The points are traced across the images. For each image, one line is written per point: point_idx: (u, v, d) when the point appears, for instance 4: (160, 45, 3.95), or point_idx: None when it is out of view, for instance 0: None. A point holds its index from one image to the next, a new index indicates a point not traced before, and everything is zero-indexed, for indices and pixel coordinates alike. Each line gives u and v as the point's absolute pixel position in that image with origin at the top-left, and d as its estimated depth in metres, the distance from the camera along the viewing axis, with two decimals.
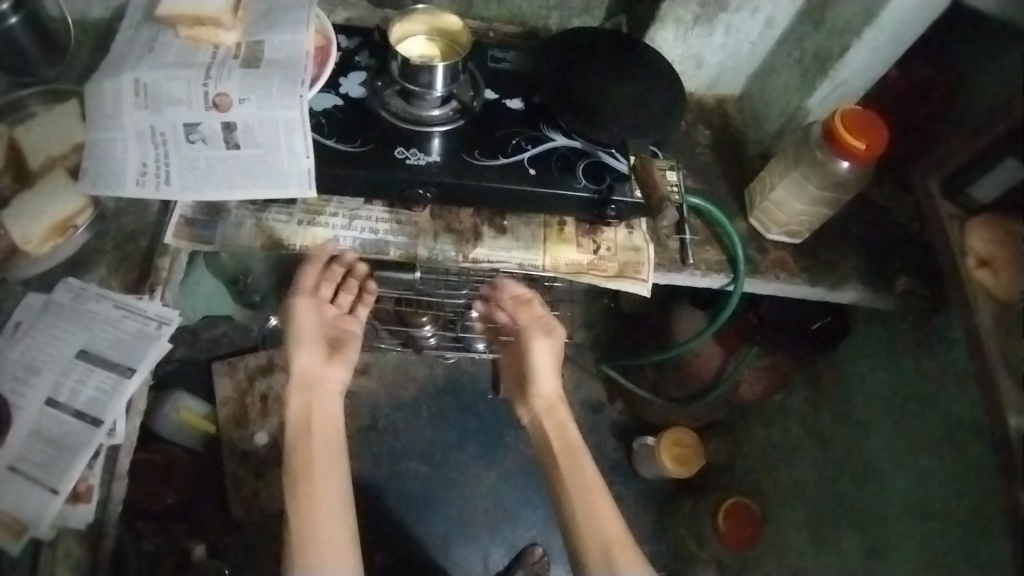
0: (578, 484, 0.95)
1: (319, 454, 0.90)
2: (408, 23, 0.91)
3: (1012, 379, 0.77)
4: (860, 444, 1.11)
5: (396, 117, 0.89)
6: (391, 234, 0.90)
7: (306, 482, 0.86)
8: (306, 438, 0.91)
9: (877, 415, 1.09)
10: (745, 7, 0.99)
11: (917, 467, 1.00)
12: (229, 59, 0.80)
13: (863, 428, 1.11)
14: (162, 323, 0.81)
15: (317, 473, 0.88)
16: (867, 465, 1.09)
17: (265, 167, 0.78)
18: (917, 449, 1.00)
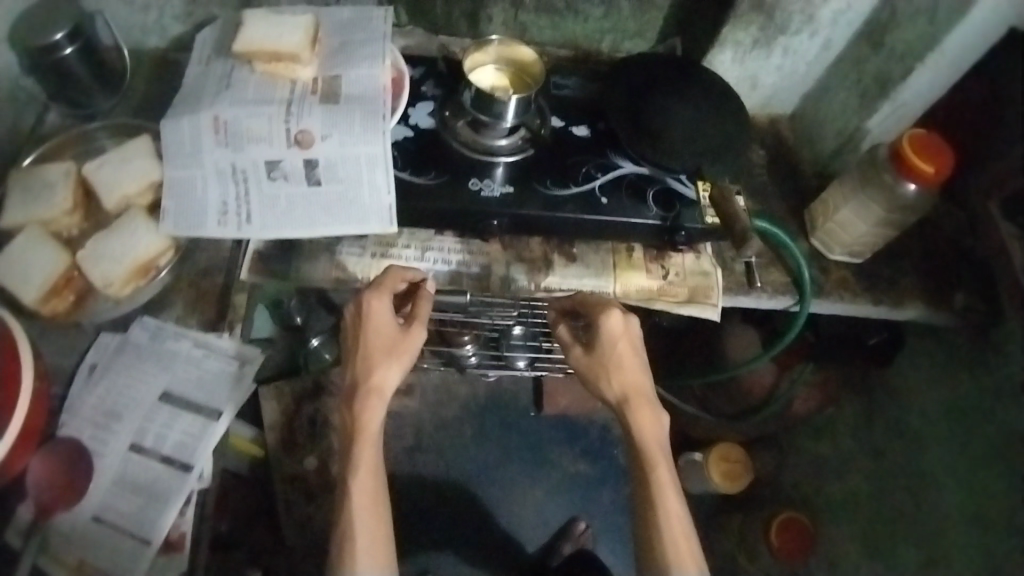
0: (668, 499, 0.76)
1: (376, 477, 0.77)
2: (480, 53, 0.91)
3: None
4: (914, 459, 1.14)
5: (467, 147, 0.89)
6: (463, 265, 0.90)
7: (364, 506, 0.75)
8: (369, 452, 0.77)
9: (931, 429, 1.10)
10: (804, 30, 1.00)
11: (975, 480, 1.01)
12: (307, 94, 0.80)
13: (918, 443, 1.13)
14: (244, 362, 0.81)
15: (376, 496, 0.76)
16: (927, 478, 1.10)
17: (346, 203, 0.78)
18: (974, 463, 1.02)
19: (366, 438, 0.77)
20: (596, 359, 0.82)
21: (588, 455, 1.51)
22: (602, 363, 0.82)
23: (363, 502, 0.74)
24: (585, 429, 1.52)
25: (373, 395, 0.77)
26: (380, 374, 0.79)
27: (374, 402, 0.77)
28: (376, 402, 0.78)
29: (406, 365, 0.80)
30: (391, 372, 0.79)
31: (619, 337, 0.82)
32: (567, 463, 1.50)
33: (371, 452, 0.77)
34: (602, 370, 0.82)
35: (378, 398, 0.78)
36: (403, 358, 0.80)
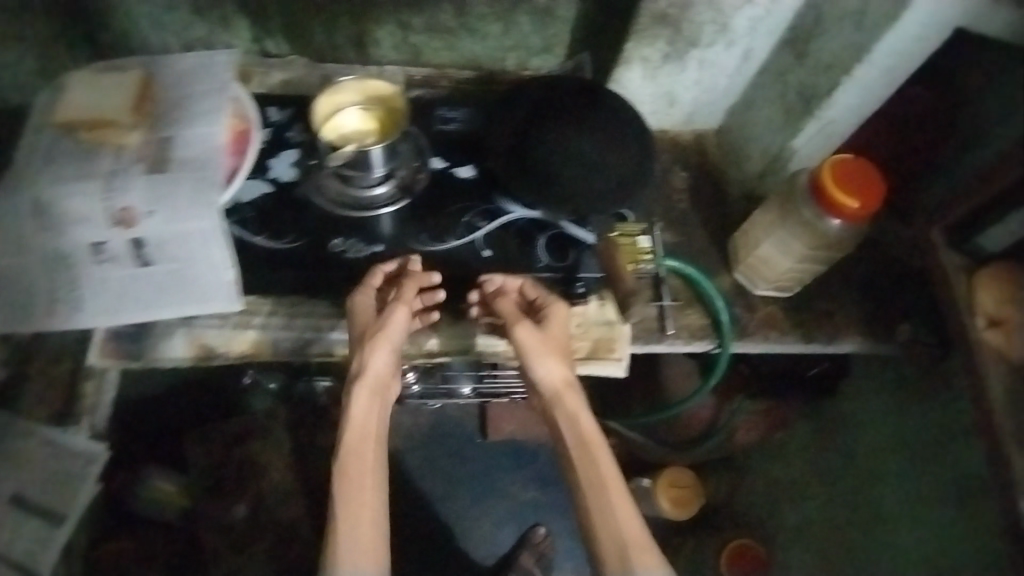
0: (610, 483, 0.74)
1: (372, 464, 0.74)
2: (335, 95, 0.82)
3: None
4: (866, 490, 1.05)
5: (333, 203, 0.82)
6: (335, 330, 0.82)
7: (354, 493, 0.72)
8: (364, 440, 0.75)
9: (884, 460, 1.02)
10: (719, 42, 0.89)
11: (934, 518, 0.93)
12: (134, 163, 0.74)
13: (869, 472, 1.05)
14: (89, 460, 0.82)
15: (370, 484, 0.73)
16: (880, 512, 1.02)
17: (183, 282, 0.73)
18: (931, 500, 0.94)
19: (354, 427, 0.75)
20: (539, 342, 0.78)
21: (538, 481, 1.44)
22: (543, 345, 0.78)
23: (353, 488, 0.72)
24: (533, 455, 1.46)
25: (357, 384, 0.75)
26: (361, 360, 0.76)
27: (356, 387, 0.75)
28: (362, 389, 0.75)
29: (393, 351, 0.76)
30: (371, 356, 0.75)
31: (552, 323, 0.80)
32: (517, 491, 1.44)
33: (365, 442, 0.74)
34: (542, 352, 0.78)
35: (361, 385, 0.75)
36: (385, 339, 0.76)
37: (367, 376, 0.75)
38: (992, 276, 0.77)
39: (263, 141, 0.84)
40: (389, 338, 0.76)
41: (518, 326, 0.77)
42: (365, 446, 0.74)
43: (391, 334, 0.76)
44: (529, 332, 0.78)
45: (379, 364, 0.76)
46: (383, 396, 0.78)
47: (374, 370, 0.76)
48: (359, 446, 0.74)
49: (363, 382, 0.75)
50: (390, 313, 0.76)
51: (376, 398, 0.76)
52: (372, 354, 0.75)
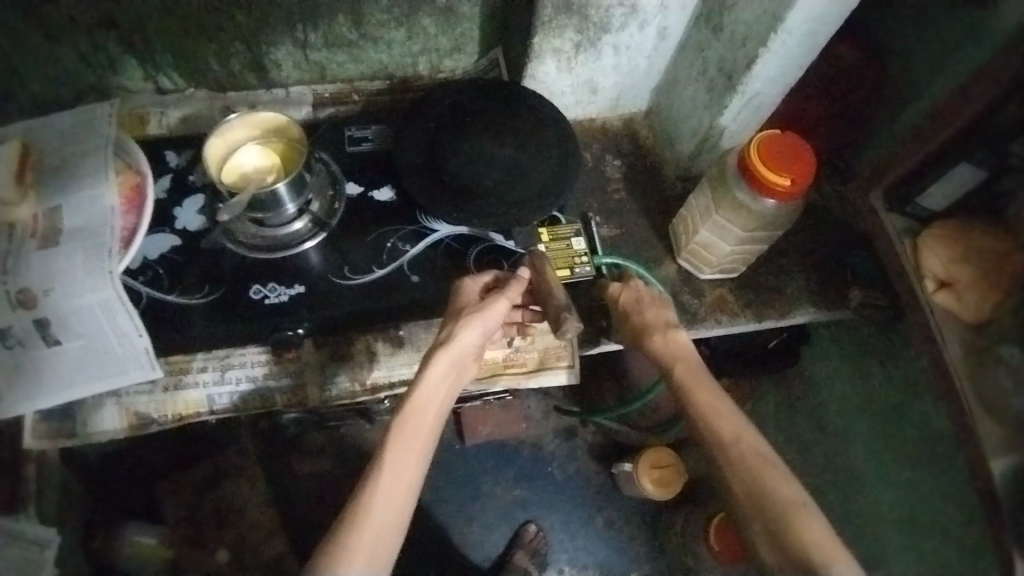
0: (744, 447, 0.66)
1: (429, 435, 0.63)
2: (227, 134, 0.76)
3: (989, 414, 0.67)
4: (835, 454, 1.01)
5: (247, 247, 0.77)
6: (272, 379, 0.78)
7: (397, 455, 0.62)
8: (427, 414, 0.64)
9: (856, 421, 0.96)
10: (630, 23, 0.84)
11: (902, 478, 0.87)
12: (25, 239, 0.70)
13: (837, 435, 1.00)
14: (43, 545, 0.79)
15: (418, 454, 0.62)
16: (852, 474, 0.97)
17: (96, 358, 0.69)
18: (900, 458, 0.88)
19: (421, 398, 0.64)
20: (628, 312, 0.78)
21: (523, 480, 1.30)
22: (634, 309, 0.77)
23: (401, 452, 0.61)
24: (514, 453, 1.31)
25: (438, 354, 0.66)
26: (447, 330, 0.67)
27: (433, 358, 0.65)
28: (442, 361, 0.66)
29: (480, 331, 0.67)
30: (462, 331, 0.66)
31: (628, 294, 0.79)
32: None
33: (428, 412, 0.64)
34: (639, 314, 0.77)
35: (443, 356, 0.66)
36: (478, 318, 0.67)
37: (450, 349, 0.66)
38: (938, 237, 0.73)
39: (165, 191, 0.80)
40: (483, 318, 0.67)
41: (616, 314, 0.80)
42: (426, 417, 0.64)
43: (485, 316, 0.67)
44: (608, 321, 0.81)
45: (466, 340, 0.66)
46: (460, 379, 0.67)
47: (461, 345, 0.66)
48: (416, 418, 0.63)
49: (444, 354, 0.65)
50: (492, 299, 0.69)
51: (452, 376, 0.66)
52: (463, 330, 0.67)
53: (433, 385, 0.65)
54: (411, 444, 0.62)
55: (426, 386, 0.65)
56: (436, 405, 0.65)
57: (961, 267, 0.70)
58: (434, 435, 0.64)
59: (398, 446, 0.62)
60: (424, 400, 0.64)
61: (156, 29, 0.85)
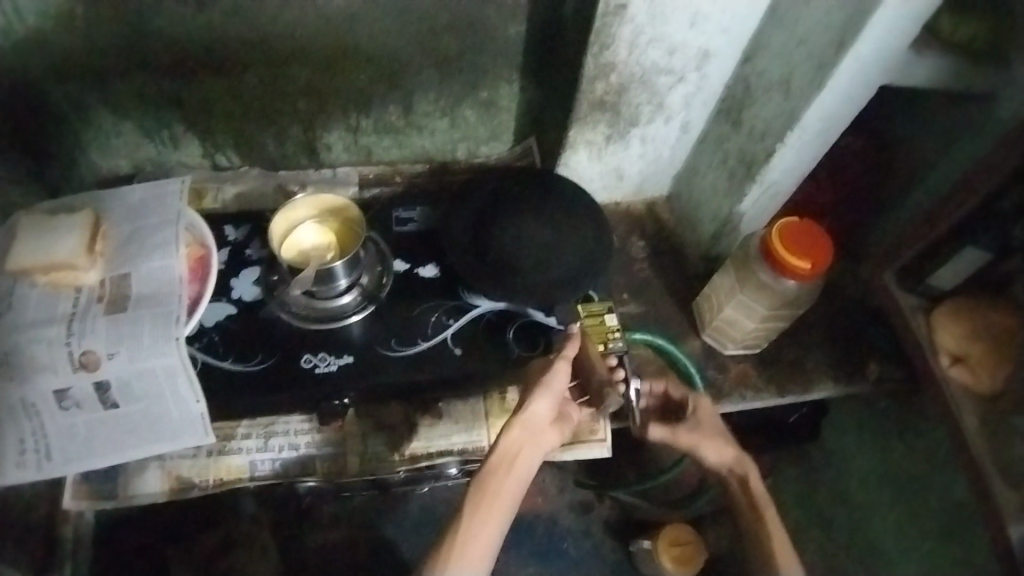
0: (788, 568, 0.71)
1: (508, 494, 0.65)
2: (291, 213, 0.82)
3: (1008, 485, 0.71)
4: (857, 528, 1.02)
5: (299, 318, 0.81)
6: (314, 447, 0.81)
7: (476, 513, 0.64)
8: (507, 478, 0.66)
9: (879, 496, 0.99)
10: (657, 118, 0.92)
11: (928, 553, 0.90)
12: (92, 304, 0.73)
13: (859, 510, 1.02)
14: None
15: (498, 512, 0.64)
16: (875, 550, 0.98)
17: (152, 420, 0.72)
18: (925, 533, 0.90)
19: (499, 462, 0.67)
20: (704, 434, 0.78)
21: (538, 555, 1.26)
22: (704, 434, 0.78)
23: (479, 509, 0.64)
24: (530, 527, 1.29)
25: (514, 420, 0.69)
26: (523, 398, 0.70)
27: (509, 425, 0.68)
28: (517, 427, 0.68)
29: (550, 396, 0.70)
30: (534, 400, 0.69)
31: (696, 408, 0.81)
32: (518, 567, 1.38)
33: (507, 471, 0.66)
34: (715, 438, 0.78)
35: (518, 423, 0.68)
36: (545, 383, 0.70)
37: (524, 415, 0.69)
38: (951, 314, 0.79)
39: (223, 262, 0.84)
40: (548, 380, 0.70)
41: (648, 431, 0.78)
42: (505, 481, 0.65)
43: (552, 382, 0.70)
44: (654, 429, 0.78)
45: (538, 407, 0.69)
46: (539, 446, 0.69)
47: (534, 413, 0.69)
48: (497, 480, 0.65)
49: (519, 420, 0.68)
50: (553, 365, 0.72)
51: (529, 442, 0.69)
52: (535, 398, 0.70)
53: (512, 450, 0.67)
54: (491, 507, 0.64)
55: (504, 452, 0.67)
56: (516, 470, 0.67)
57: (973, 344, 0.76)
58: (513, 499, 0.65)
59: (478, 505, 0.64)
60: (503, 460, 0.66)
61: (221, 114, 0.92)
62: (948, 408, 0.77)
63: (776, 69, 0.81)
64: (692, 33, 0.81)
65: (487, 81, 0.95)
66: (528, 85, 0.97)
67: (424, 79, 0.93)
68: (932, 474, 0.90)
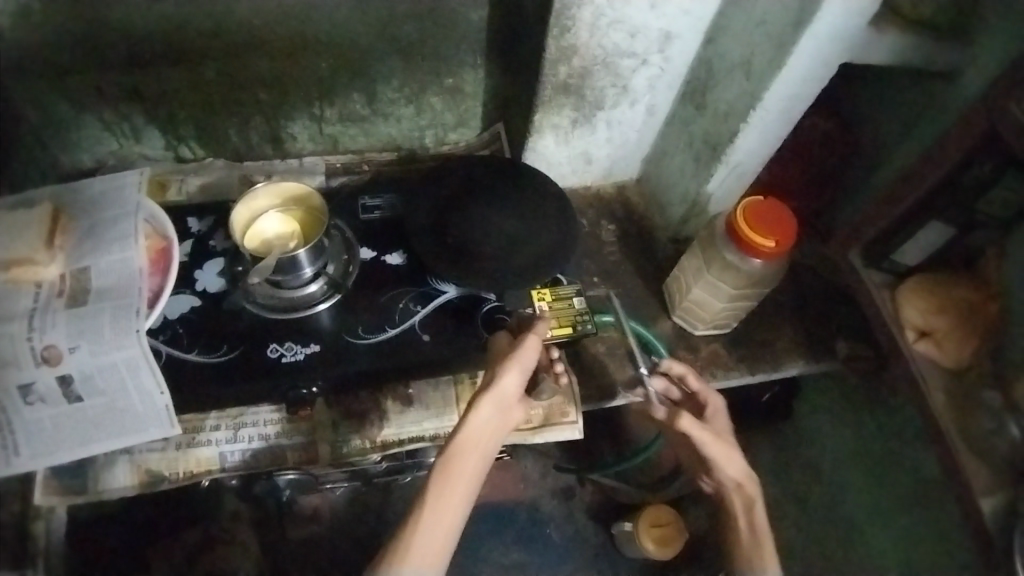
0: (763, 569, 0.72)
1: (474, 474, 0.65)
2: (252, 203, 0.82)
3: (975, 456, 0.72)
4: (833, 503, 1.04)
5: (266, 308, 0.80)
6: (284, 437, 0.81)
7: (442, 492, 0.64)
8: (473, 454, 0.66)
9: (852, 471, 1.00)
10: (622, 101, 0.92)
11: (900, 524, 0.91)
12: (53, 298, 0.72)
13: (833, 485, 1.04)
14: None
15: (463, 491, 0.64)
16: (850, 523, 1.00)
17: (118, 415, 0.71)
18: (898, 504, 0.92)
19: (467, 438, 0.66)
20: (726, 443, 0.75)
21: (522, 541, 1.27)
22: (727, 445, 0.75)
23: (444, 488, 0.64)
24: (512, 514, 1.29)
25: (482, 399, 0.67)
26: (491, 376, 0.69)
27: (478, 401, 0.67)
28: (486, 403, 0.67)
29: (520, 375, 0.69)
30: (503, 376, 0.68)
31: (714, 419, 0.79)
32: None
33: (474, 451, 0.66)
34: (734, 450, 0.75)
35: (487, 399, 0.67)
36: (516, 361, 0.69)
37: (493, 391, 0.67)
38: (916, 287, 0.80)
39: (187, 254, 0.84)
40: (518, 358, 0.69)
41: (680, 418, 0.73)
42: (470, 460, 0.65)
43: (522, 358, 0.70)
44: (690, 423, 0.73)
45: (507, 383, 0.68)
46: (505, 421, 0.69)
47: (503, 389, 0.68)
48: (462, 461, 0.65)
49: (488, 397, 0.67)
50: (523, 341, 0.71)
51: (498, 419, 0.68)
52: (505, 374, 0.69)
53: (479, 429, 0.66)
54: (456, 487, 0.64)
55: (472, 428, 0.67)
56: (482, 446, 0.66)
57: (940, 317, 0.78)
58: (477, 478, 0.65)
59: (443, 484, 0.64)
60: (469, 440, 0.65)
61: (181, 106, 0.91)
62: (915, 383, 0.78)
63: (737, 49, 0.81)
64: (653, 15, 0.81)
65: (451, 68, 0.95)
66: (493, 70, 0.97)
67: (387, 67, 0.92)
68: (901, 447, 0.91)
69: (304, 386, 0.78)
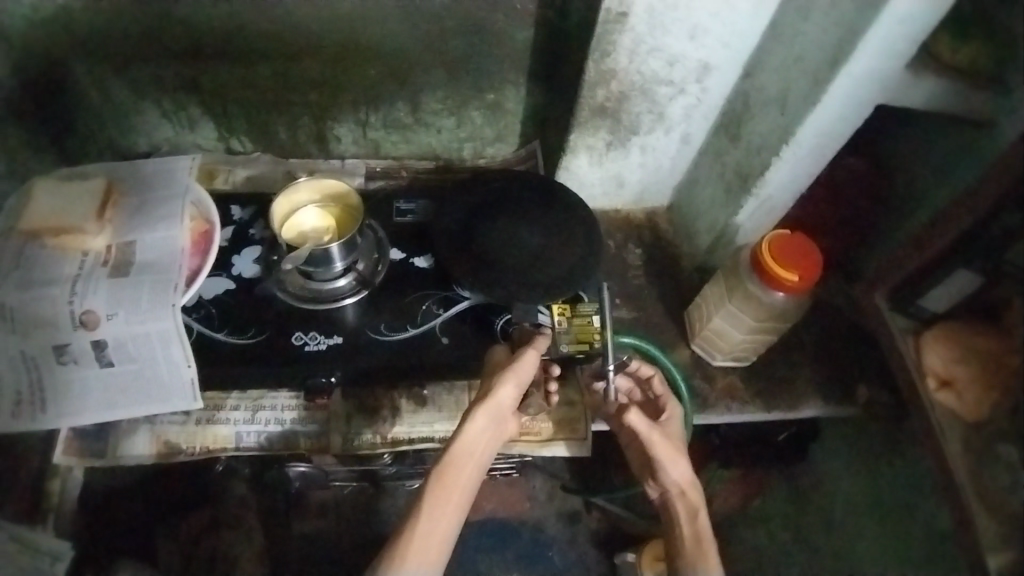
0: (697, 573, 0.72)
1: (468, 484, 0.67)
2: (292, 196, 0.85)
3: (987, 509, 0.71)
4: (845, 554, 1.01)
5: (295, 298, 0.83)
6: (299, 423, 0.83)
7: (438, 498, 0.65)
8: (468, 463, 0.67)
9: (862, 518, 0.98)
10: (657, 128, 0.94)
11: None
12: (98, 267, 0.77)
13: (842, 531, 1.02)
14: (54, 557, 0.85)
15: (457, 499, 0.66)
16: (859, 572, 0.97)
17: (144, 383, 0.74)
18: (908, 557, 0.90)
19: (462, 448, 0.67)
20: (674, 445, 0.77)
21: (522, 558, 1.27)
22: (674, 447, 0.77)
23: (441, 495, 0.65)
24: (515, 532, 1.29)
25: (477, 408, 0.69)
26: (487, 386, 0.70)
27: (474, 411, 0.68)
28: (482, 414, 0.69)
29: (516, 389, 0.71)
30: (499, 387, 0.70)
31: (668, 422, 0.81)
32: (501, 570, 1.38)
33: (469, 461, 0.67)
34: (681, 454, 0.77)
35: (483, 410, 0.69)
36: (513, 375, 0.71)
37: (489, 403, 0.69)
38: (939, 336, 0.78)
39: (227, 240, 0.88)
40: (516, 372, 0.71)
41: (628, 413, 0.77)
42: (466, 470, 0.67)
43: (519, 370, 0.71)
44: (639, 418, 0.77)
45: (504, 394, 0.70)
46: (497, 433, 0.70)
47: (499, 401, 0.70)
48: (457, 470, 0.66)
49: (484, 408, 0.68)
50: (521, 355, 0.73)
51: (492, 430, 0.69)
52: (501, 385, 0.70)
53: (473, 439, 0.68)
54: (451, 495, 0.66)
55: (466, 437, 0.68)
56: (476, 456, 0.68)
57: (959, 367, 0.75)
58: (471, 488, 0.67)
59: (438, 491, 0.65)
60: (464, 449, 0.67)
61: (237, 100, 0.96)
62: (934, 433, 0.77)
63: (775, 84, 0.83)
64: (693, 45, 0.83)
65: (494, 84, 0.98)
66: (535, 90, 1.00)
67: (434, 78, 0.96)
68: (916, 498, 0.89)
69: (324, 375, 0.80)
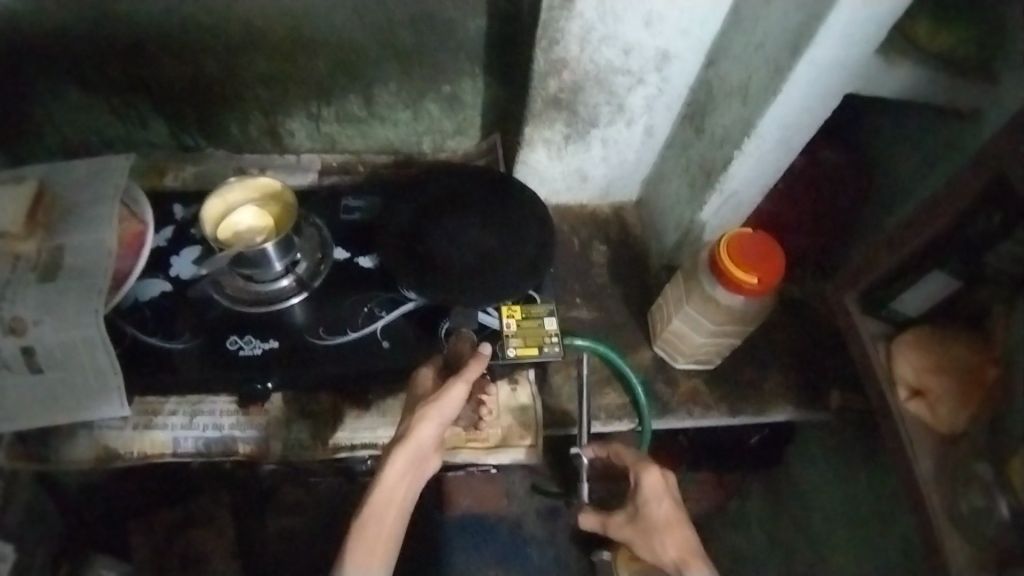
0: None
1: (391, 532, 0.62)
2: (226, 196, 0.83)
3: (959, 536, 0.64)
4: (823, 562, 0.96)
5: (232, 299, 0.81)
6: (238, 428, 0.81)
7: (359, 552, 0.61)
8: (389, 510, 0.62)
9: (838, 526, 0.94)
10: (618, 120, 0.89)
11: None
12: (27, 272, 0.75)
13: (820, 538, 0.97)
14: None
15: (382, 552, 0.61)
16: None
17: (75, 390, 0.74)
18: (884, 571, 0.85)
19: (382, 496, 0.62)
20: (640, 529, 0.76)
21: (498, 558, 1.23)
22: (641, 534, 0.76)
23: (363, 551, 0.61)
24: (490, 529, 1.24)
25: (396, 449, 0.63)
26: (407, 424, 0.64)
27: (392, 454, 0.63)
28: (400, 457, 0.63)
29: (437, 425, 0.64)
30: (419, 426, 0.63)
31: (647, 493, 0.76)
32: None
33: (390, 509, 0.62)
34: (653, 536, 0.75)
35: (401, 453, 0.63)
36: (435, 411, 0.64)
37: (409, 444, 0.63)
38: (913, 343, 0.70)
39: (166, 239, 0.85)
40: (439, 408, 0.64)
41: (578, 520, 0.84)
42: (386, 519, 0.62)
43: (442, 406, 0.64)
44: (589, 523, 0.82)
45: (425, 434, 0.63)
46: (420, 471, 0.65)
47: (419, 441, 0.63)
48: (378, 520, 0.62)
49: (403, 450, 0.63)
50: (446, 387, 0.65)
51: (413, 471, 0.64)
52: (421, 424, 0.63)
53: (394, 485, 0.62)
54: (374, 548, 0.61)
55: (385, 484, 0.62)
56: (398, 502, 0.63)
57: (937, 378, 0.67)
58: (396, 535, 0.62)
59: (359, 546, 0.61)
60: (384, 496, 0.62)
61: (181, 95, 0.93)
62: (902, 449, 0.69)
63: (737, 73, 0.77)
64: (648, 33, 0.78)
65: (449, 75, 0.94)
66: (492, 81, 0.95)
67: (384, 70, 0.92)
68: (891, 510, 0.84)
69: (259, 380, 0.78)
